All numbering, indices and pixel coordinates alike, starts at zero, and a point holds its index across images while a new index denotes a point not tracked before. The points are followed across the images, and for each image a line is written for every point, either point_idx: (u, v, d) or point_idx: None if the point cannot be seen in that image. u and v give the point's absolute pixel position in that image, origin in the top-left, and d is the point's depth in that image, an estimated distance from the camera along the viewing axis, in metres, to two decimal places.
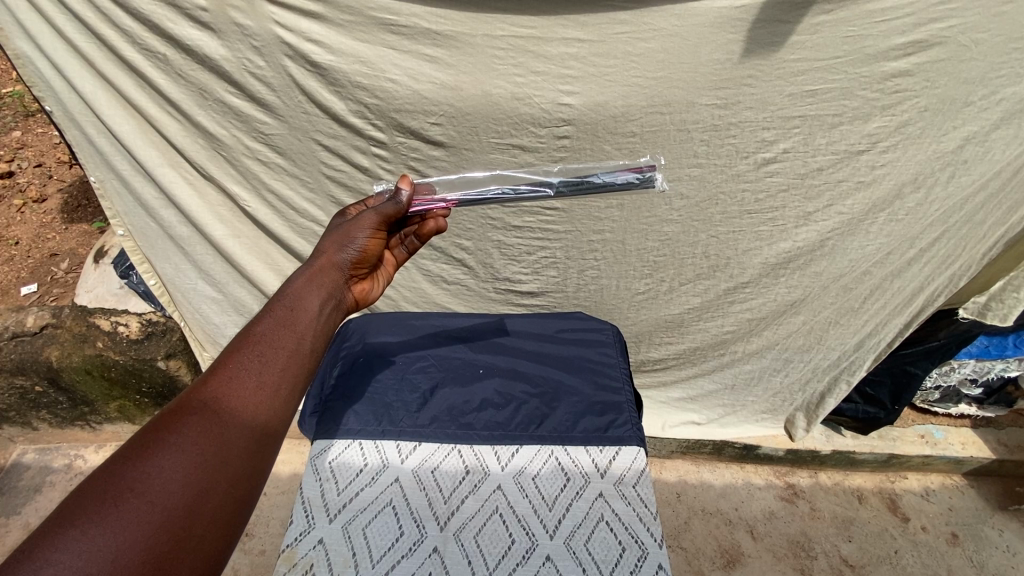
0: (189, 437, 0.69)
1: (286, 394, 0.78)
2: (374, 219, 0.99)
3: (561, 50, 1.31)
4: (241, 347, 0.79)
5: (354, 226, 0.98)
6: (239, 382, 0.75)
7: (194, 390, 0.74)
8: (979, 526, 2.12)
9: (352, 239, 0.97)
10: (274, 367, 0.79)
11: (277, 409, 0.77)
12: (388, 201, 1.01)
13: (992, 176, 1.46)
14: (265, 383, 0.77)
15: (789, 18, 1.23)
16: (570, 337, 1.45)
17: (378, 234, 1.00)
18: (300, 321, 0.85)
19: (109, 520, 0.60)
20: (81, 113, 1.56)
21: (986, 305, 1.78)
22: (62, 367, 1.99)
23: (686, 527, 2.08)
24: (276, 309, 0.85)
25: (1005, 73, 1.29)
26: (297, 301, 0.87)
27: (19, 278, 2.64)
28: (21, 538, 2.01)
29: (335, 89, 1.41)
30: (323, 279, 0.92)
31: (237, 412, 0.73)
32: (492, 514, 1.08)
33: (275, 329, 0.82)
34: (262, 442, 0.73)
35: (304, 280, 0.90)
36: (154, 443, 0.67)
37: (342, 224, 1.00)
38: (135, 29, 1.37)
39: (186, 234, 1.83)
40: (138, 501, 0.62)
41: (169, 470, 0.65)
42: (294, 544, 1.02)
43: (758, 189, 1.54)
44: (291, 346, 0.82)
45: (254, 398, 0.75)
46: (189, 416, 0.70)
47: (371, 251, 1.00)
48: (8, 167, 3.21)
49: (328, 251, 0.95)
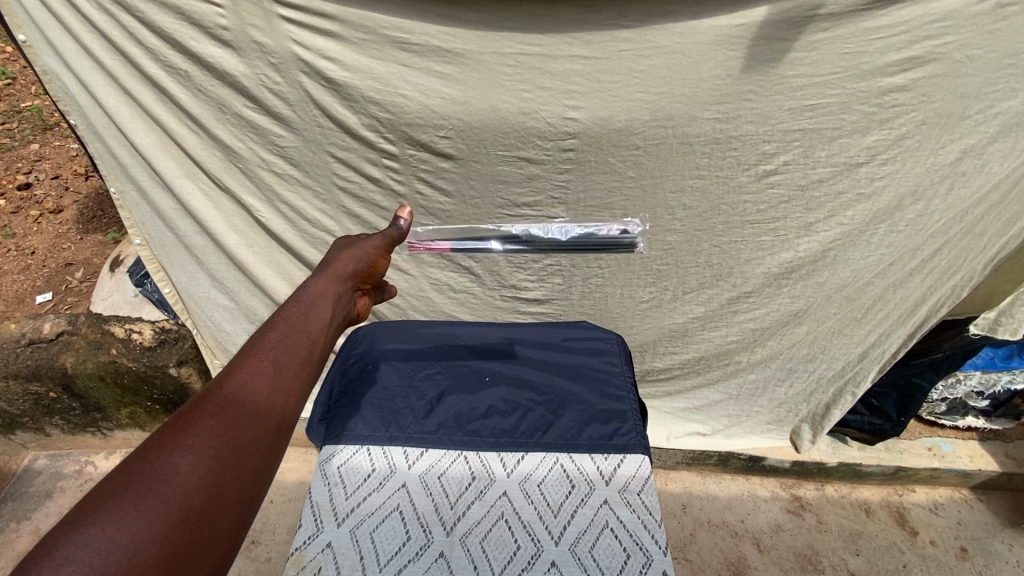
0: (204, 439, 0.69)
1: (297, 402, 0.79)
2: (382, 237, 1.10)
3: (566, 66, 1.35)
4: (254, 352, 0.81)
5: (365, 245, 1.08)
6: (253, 389, 0.77)
7: (209, 393, 0.75)
8: (988, 540, 2.11)
9: (363, 253, 1.06)
10: (287, 374, 0.80)
11: (287, 417, 0.78)
12: (392, 227, 1.15)
13: (990, 188, 1.49)
14: (277, 390, 0.78)
15: (787, 36, 1.27)
16: (575, 346, 1.48)
17: (383, 253, 1.11)
18: (313, 330, 0.88)
19: (126, 518, 0.60)
20: (104, 125, 1.62)
21: (997, 319, 1.84)
22: (75, 374, 2.03)
23: (692, 539, 2.08)
24: (289, 316, 0.88)
25: (1001, 88, 1.32)
26: (310, 309, 0.91)
27: (35, 286, 2.70)
28: (32, 544, 2.03)
29: (348, 104, 1.46)
30: (335, 288, 0.97)
31: (251, 416, 0.74)
32: (498, 519, 1.10)
33: (289, 335, 0.85)
34: (273, 446, 0.74)
35: (317, 287, 0.95)
36: (170, 444, 0.67)
37: (350, 242, 1.09)
38: (158, 46, 1.43)
39: (201, 243, 1.88)
40: (156, 501, 0.62)
41: (184, 471, 0.66)
42: (302, 547, 1.04)
43: (759, 200, 1.57)
44: (303, 355, 0.84)
45: (266, 404, 0.76)
46: (205, 419, 0.71)
47: (378, 267, 1.09)
48: (26, 179, 3.29)
49: (339, 264, 1.03)
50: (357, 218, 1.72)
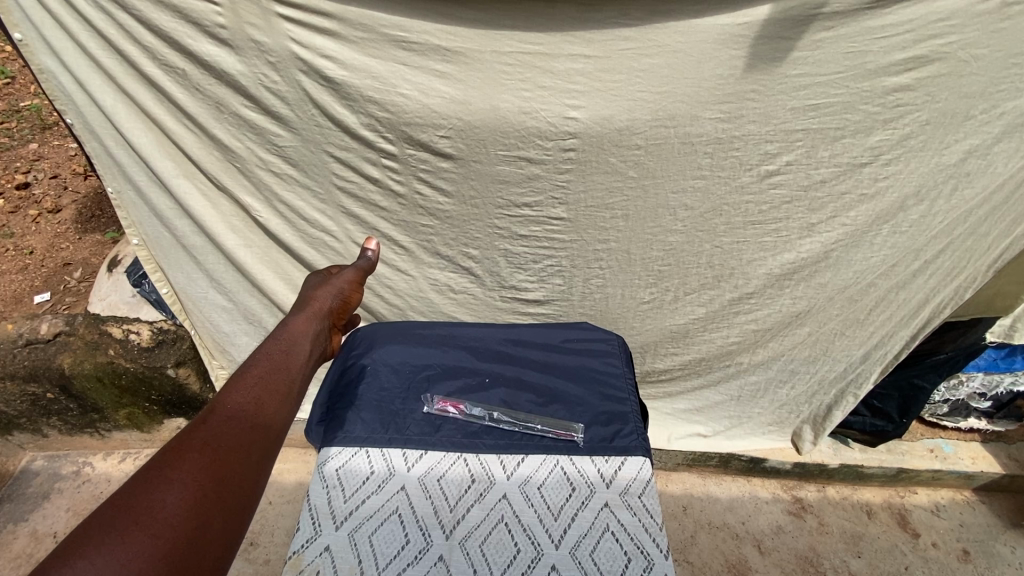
0: (192, 470, 0.68)
1: (279, 434, 0.80)
2: (352, 273, 1.17)
3: (567, 65, 1.33)
4: (235, 388, 0.82)
5: (337, 281, 1.14)
6: (236, 422, 0.77)
7: (193, 428, 0.74)
8: (991, 542, 2.10)
9: (337, 289, 1.12)
10: (269, 408, 0.82)
11: (271, 450, 0.78)
12: (362, 258, 1.22)
13: (994, 188, 1.48)
14: (260, 423, 0.79)
15: (790, 35, 1.26)
16: (575, 347, 1.46)
17: (356, 286, 1.17)
18: (291, 365, 0.91)
19: (115, 551, 0.58)
20: (101, 125, 1.61)
21: (1013, 324, 1.87)
22: (73, 374, 2.02)
23: (693, 541, 2.07)
24: (268, 354, 0.91)
25: (1006, 87, 1.31)
26: (288, 347, 0.94)
27: (33, 286, 2.69)
28: (29, 546, 2.02)
29: (347, 103, 1.44)
30: (311, 325, 1.02)
31: (236, 448, 0.74)
32: (498, 523, 1.08)
33: (269, 371, 0.87)
34: (258, 477, 0.74)
35: (293, 327, 0.99)
36: (157, 477, 0.66)
37: (323, 281, 1.14)
38: (155, 45, 1.41)
39: (199, 244, 1.87)
40: (143, 533, 0.61)
41: (172, 503, 0.64)
42: (300, 550, 1.03)
43: (761, 200, 1.56)
44: (284, 389, 0.86)
45: (250, 436, 0.76)
46: (191, 452, 0.70)
47: (351, 302, 1.14)
48: (24, 179, 3.28)
49: (316, 302, 1.07)
50: (356, 219, 1.71)
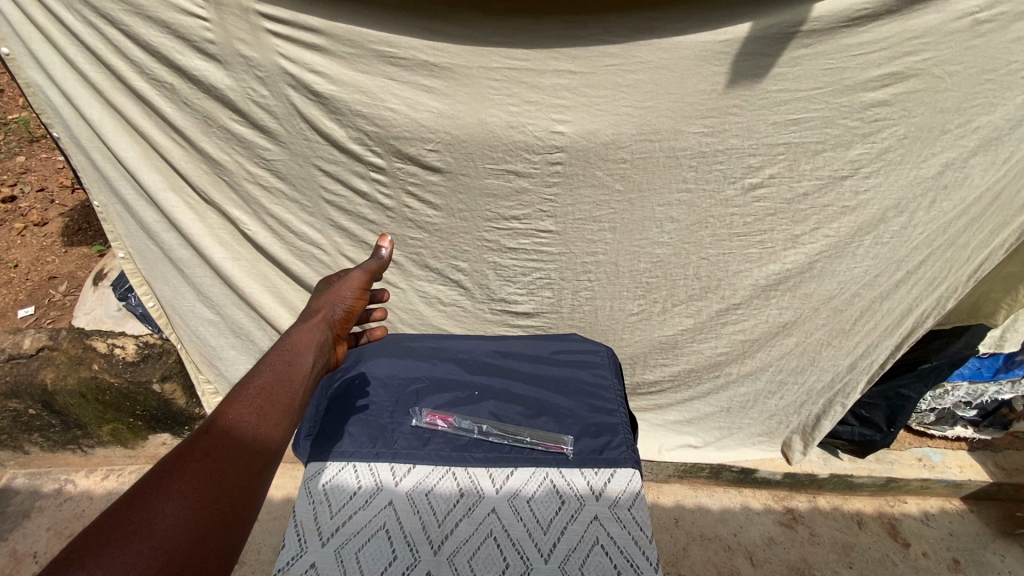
0: (192, 481, 0.67)
1: (279, 446, 0.79)
2: (359, 277, 1.17)
3: (553, 81, 1.35)
4: (236, 400, 0.81)
5: (342, 289, 1.14)
6: (237, 433, 0.76)
7: (195, 438, 0.73)
8: (979, 551, 2.11)
9: (341, 298, 1.12)
10: (270, 420, 0.81)
11: (269, 463, 0.77)
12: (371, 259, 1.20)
13: (972, 201, 1.52)
14: (260, 435, 0.78)
15: (770, 52, 1.28)
16: (565, 359, 1.48)
17: (361, 292, 1.16)
18: (294, 376, 0.90)
19: (116, 561, 0.57)
20: (89, 138, 1.60)
21: (1002, 335, 1.94)
22: (55, 390, 1.97)
23: (685, 553, 2.06)
24: (272, 364, 0.91)
25: (978, 104, 1.35)
26: (291, 359, 0.93)
27: (16, 301, 2.65)
28: (6, 566, 1.97)
29: (335, 117, 1.45)
30: (315, 335, 1.01)
31: (235, 460, 0.73)
32: (487, 537, 1.07)
33: (271, 384, 0.86)
34: (253, 490, 0.72)
35: (297, 338, 0.99)
36: (157, 488, 0.65)
37: (328, 289, 1.15)
38: (144, 60, 1.42)
39: (186, 256, 1.85)
40: (142, 544, 0.60)
41: (171, 515, 0.63)
42: (285, 568, 1.00)
43: (746, 213, 1.58)
44: (285, 401, 0.85)
45: (249, 448, 0.75)
46: (192, 464, 0.69)
47: (355, 310, 1.14)
48: (11, 191, 3.25)
49: (320, 311, 1.08)
50: (345, 231, 1.71)
